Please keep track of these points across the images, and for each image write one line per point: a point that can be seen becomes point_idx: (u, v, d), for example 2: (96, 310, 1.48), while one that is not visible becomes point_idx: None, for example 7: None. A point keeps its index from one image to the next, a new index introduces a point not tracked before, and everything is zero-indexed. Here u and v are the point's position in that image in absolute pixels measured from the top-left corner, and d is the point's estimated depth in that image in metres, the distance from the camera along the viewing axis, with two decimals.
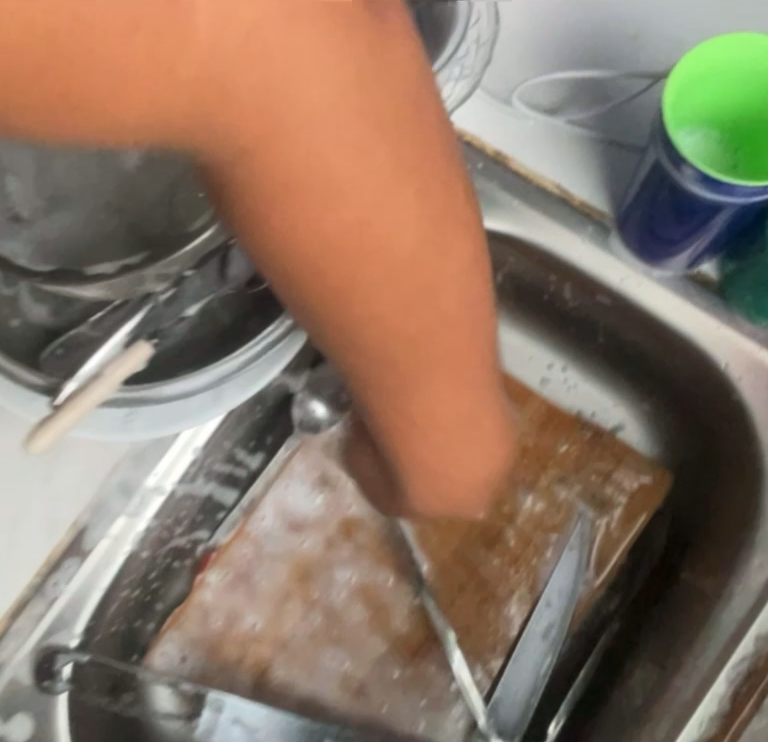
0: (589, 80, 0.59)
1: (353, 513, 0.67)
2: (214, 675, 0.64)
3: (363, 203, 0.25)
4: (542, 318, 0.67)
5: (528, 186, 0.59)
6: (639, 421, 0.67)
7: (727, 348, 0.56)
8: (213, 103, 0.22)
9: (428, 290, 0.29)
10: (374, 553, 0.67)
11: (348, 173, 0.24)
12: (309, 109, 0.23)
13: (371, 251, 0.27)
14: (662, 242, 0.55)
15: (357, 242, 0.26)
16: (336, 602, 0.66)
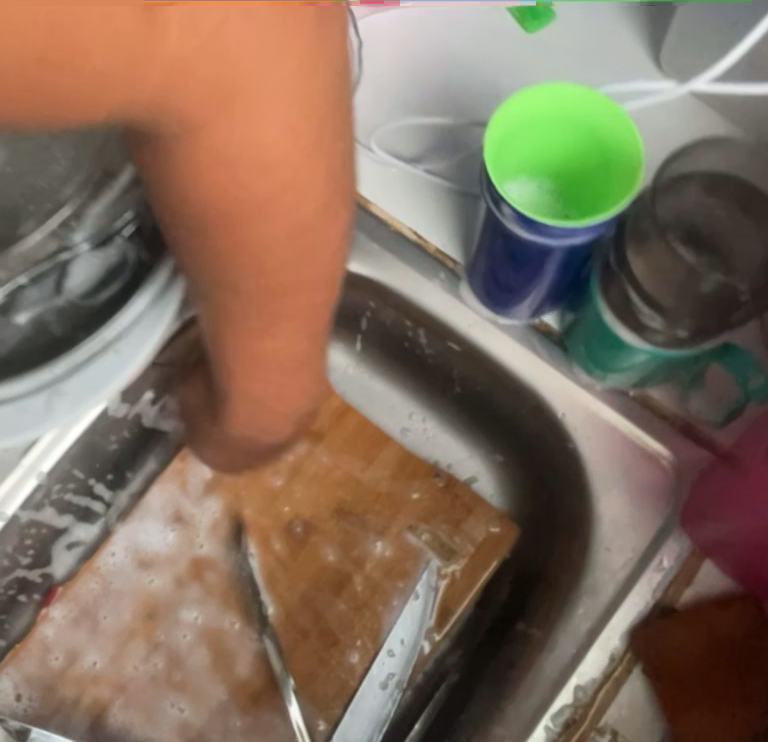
0: (441, 128, 0.62)
1: (203, 553, 0.66)
2: (50, 715, 0.63)
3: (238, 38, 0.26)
4: (403, 365, 0.69)
5: (388, 232, 0.62)
6: (493, 474, 0.68)
7: (563, 398, 0.59)
8: (142, 54, 0.25)
9: (304, 224, 0.34)
10: (221, 594, 0.65)
11: (267, 96, 0.28)
12: (249, 49, 0.26)
13: (231, 88, 0.28)
14: (503, 288, 0.56)
15: (237, 69, 0.27)
16: (181, 644, 0.64)
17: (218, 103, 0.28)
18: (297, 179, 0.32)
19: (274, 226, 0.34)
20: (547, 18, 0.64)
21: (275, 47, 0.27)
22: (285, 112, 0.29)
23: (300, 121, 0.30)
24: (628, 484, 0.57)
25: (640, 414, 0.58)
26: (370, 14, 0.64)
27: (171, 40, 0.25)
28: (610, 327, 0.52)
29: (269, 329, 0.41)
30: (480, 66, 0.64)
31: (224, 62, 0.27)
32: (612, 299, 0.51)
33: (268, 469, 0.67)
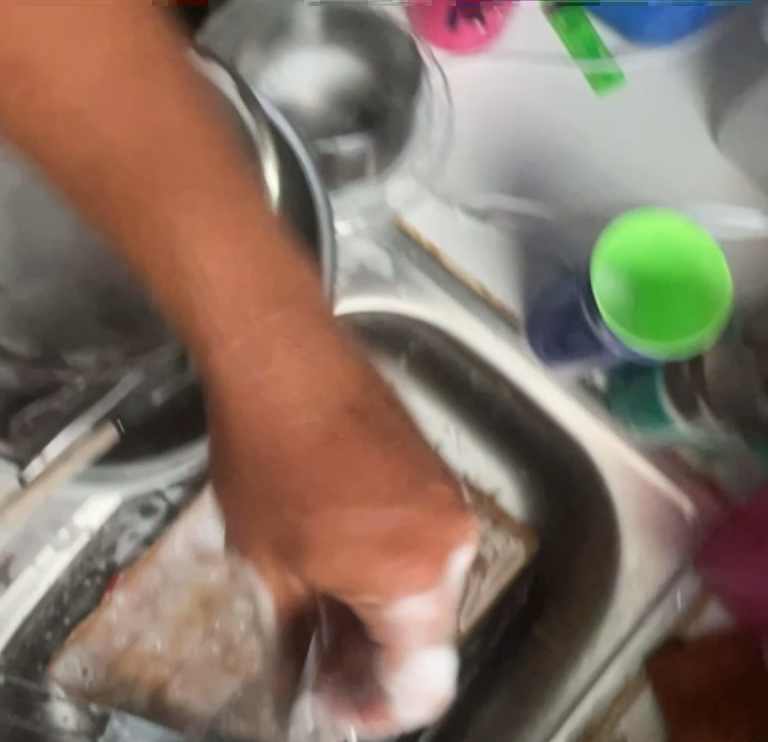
0: (521, 207, 0.65)
1: None
2: (113, 691, 0.70)
3: (199, 200, 0.42)
4: (446, 385, 0.74)
5: (454, 280, 0.66)
6: (517, 487, 0.75)
7: (604, 450, 0.66)
8: (141, 185, 0.42)
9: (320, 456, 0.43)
10: None
11: (201, 219, 0.42)
12: (181, 196, 0.42)
13: (183, 260, 0.42)
14: (566, 353, 0.63)
15: (138, 172, 0.42)
16: (235, 633, 0.71)
17: (163, 237, 0.42)
18: (270, 357, 0.43)
19: (265, 419, 0.43)
20: (618, 81, 0.68)
21: (206, 226, 0.42)
22: (199, 225, 0.42)
23: (287, 351, 0.43)
24: (653, 531, 0.65)
25: (669, 467, 0.65)
26: (450, 57, 0.68)
27: (169, 223, 0.42)
28: (669, 414, 0.61)
29: (325, 513, 0.43)
30: (551, 122, 0.67)
31: (181, 250, 0.42)
32: (679, 389, 0.60)
33: None
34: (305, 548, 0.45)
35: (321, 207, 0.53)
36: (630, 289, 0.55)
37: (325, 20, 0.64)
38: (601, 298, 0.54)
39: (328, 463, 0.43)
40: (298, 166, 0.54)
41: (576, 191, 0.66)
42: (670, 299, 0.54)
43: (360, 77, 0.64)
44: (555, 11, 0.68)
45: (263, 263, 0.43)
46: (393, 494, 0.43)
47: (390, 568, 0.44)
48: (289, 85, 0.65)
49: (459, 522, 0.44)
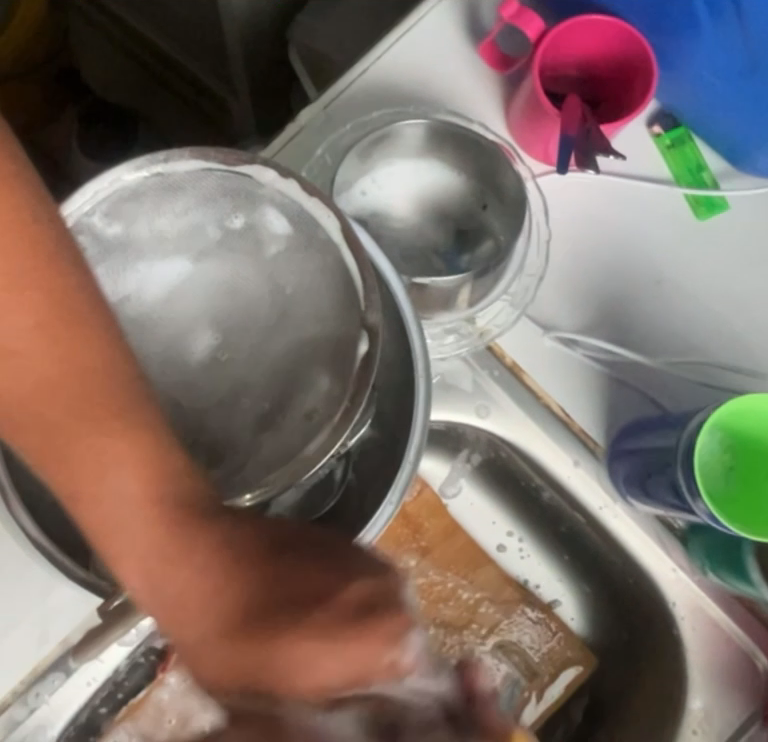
0: (612, 348, 0.63)
1: None
2: None
3: (100, 453, 0.39)
4: (514, 495, 0.74)
5: (537, 403, 0.65)
6: (575, 600, 0.75)
7: (679, 590, 0.64)
8: (46, 421, 0.39)
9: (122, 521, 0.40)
10: None
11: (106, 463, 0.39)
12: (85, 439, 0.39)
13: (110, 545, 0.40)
14: (647, 495, 0.61)
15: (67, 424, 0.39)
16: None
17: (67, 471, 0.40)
18: (191, 564, 0.39)
19: (155, 594, 0.40)
20: (721, 208, 0.66)
21: (115, 469, 0.40)
22: (135, 487, 0.40)
23: (175, 567, 0.39)
24: (723, 680, 0.63)
25: (744, 615, 0.63)
26: (548, 173, 0.66)
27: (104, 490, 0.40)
28: (755, 584, 0.57)
29: (231, 646, 0.37)
30: (648, 248, 0.65)
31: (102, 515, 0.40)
32: None
33: None
34: (224, 673, 0.38)
35: (422, 363, 0.50)
36: (727, 456, 0.53)
37: (429, 138, 0.60)
38: (699, 458, 0.52)
39: (282, 579, 0.37)
40: (395, 310, 0.52)
41: (670, 323, 0.65)
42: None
43: (459, 193, 0.62)
44: (661, 132, 0.66)
45: (156, 493, 0.40)
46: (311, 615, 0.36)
47: (321, 672, 0.35)
48: (383, 193, 0.62)
49: (389, 623, 0.35)
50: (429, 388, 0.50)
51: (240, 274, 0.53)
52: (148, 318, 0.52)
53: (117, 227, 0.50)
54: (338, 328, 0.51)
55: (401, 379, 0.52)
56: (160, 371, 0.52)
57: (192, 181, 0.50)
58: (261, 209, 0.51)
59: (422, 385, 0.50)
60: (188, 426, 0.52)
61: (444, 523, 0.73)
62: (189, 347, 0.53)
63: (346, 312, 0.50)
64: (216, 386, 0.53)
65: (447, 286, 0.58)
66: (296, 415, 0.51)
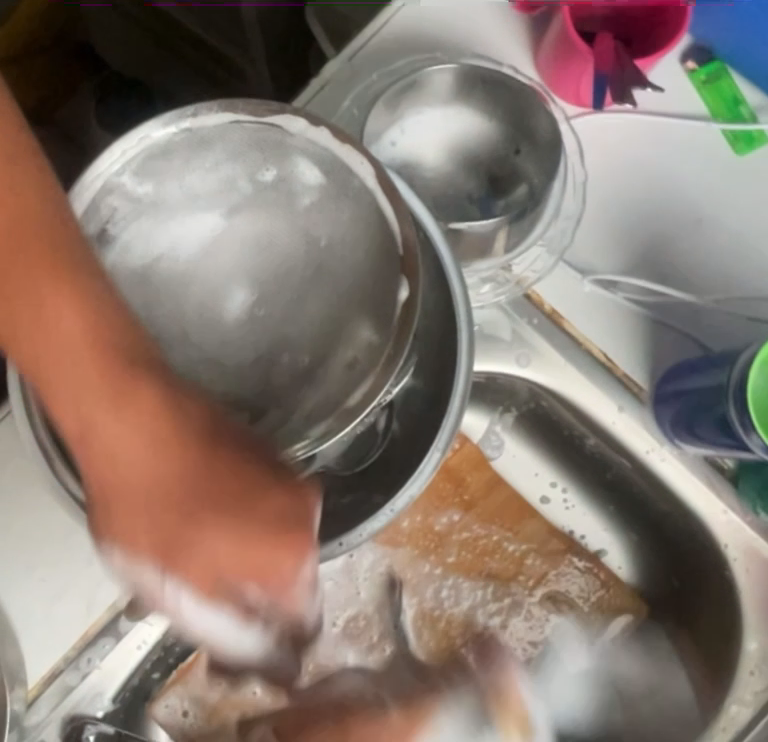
0: (654, 287, 0.62)
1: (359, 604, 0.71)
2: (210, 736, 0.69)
3: (97, 416, 0.38)
4: (557, 445, 0.73)
5: (577, 351, 0.64)
6: (624, 550, 0.74)
7: (729, 532, 0.63)
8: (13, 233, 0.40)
9: (71, 367, 0.39)
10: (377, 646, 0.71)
11: (22, 282, 0.39)
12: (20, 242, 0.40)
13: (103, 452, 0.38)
14: (696, 436, 0.60)
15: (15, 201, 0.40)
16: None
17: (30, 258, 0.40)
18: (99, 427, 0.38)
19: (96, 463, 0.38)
20: (760, 142, 0.64)
21: (45, 275, 0.39)
22: (74, 320, 0.39)
23: (123, 410, 0.38)
24: None
25: None
26: (583, 115, 0.64)
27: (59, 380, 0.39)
28: None
29: (154, 513, 0.37)
30: (686, 185, 0.64)
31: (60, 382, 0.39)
32: None
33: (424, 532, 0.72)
34: (152, 536, 0.37)
35: (462, 306, 0.50)
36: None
37: (458, 83, 0.59)
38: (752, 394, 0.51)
39: (217, 457, 0.38)
40: (434, 258, 0.51)
41: (712, 261, 0.63)
42: None
43: (491, 140, 0.61)
44: (695, 67, 0.65)
45: (86, 295, 0.39)
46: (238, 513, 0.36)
47: (230, 562, 0.36)
48: (413, 143, 0.62)
49: (293, 490, 0.37)
50: (471, 331, 0.50)
51: (275, 226, 0.52)
52: (183, 276, 0.52)
53: (148, 186, 0.50)
54: (376, 278, 0.50)
55: (440, 324, 0.51)
56: (196, 328, 0.52)
57: (222, 135, 0.50)
58: (292, 160, 0.51)
59: (463, 329, 0.50)
60: (230, 385, 0.51)
61: (486, 477, 0.73)
62: (223, 306, 0.52)
63: (382, 260, 0.50)
64: (254, 341, 0.52)
65: (482, 231, 0.56)
66: (338, 365, 0.50)
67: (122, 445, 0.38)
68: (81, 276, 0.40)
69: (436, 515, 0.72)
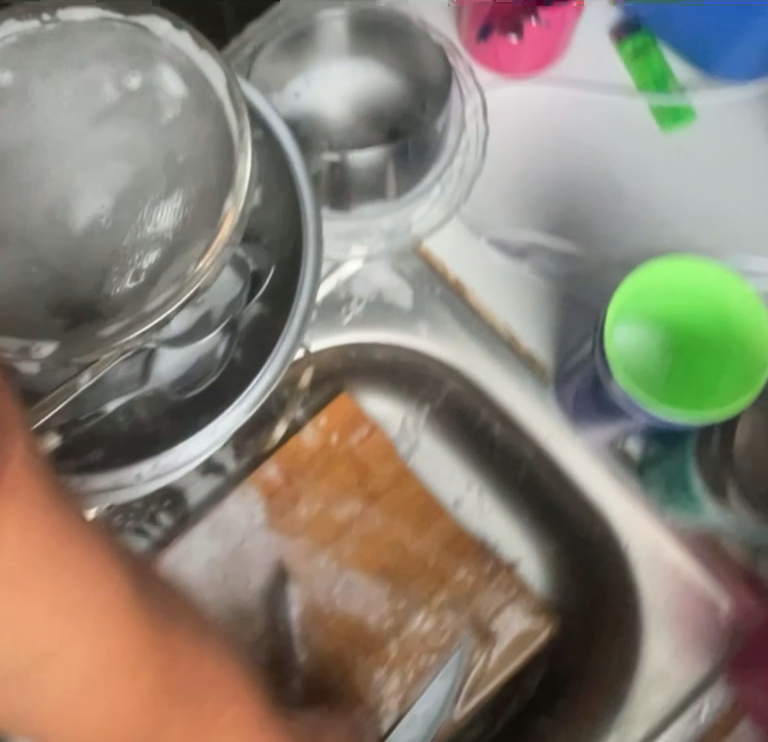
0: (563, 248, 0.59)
1: (245, 595, 0.66)
2: None
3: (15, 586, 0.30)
4: (473, 442, 0.68)
5: (481, 325, 0.60)
6: (538, 560, 0.68)
7: (632, 527, 0.58)
8: None
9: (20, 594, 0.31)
10: (260, 643, 0.65)
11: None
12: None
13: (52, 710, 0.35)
14: (593, 410, 0.55)
15: None
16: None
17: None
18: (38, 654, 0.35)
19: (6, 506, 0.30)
20: (688, 118, 0.61)
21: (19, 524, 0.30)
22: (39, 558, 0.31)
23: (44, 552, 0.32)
24: (681, 627, 0.56)
25: (707, 560, 0.57)
26: (502, 83, 0.61)
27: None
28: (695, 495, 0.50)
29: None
30: (606, 158, 0.61)
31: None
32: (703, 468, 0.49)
33: (322, 519, 0.67)
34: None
35: (311, 221, 0.47)
36: (667, 357, 0.48)
37: (361, 31, 0.58)
38: (622, 354, 0.47)
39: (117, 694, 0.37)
40: (286, 166, 0.48)
41: (627, 235, 0.59)
42: (690, 353, 0.47)
43: (395, 93, 0.59)
44: (623, 40, 0.62)
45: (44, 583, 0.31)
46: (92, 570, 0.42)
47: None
48: (318, 93, 0.59)
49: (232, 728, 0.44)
50: (319, 236, 0.47)
51: (134, 138, 0.50)
52: (32, 175, 0.50)
53: (9, 74, 0.49)
54: (220, 184, 0.48)
55: (286, 238, 0.48)
56: (38, 229, 0.49)
57: (89, 32, 0.49)
58: (158, 68, 0.49)
59: (308, 239, 0.47)
60: (60, 288, 0.49)
61: (394, 468, 0.68)
62: (66, 212, 0.50)
63: (225, 168, 0.47)
64: (96, 251, 0.50)
65: (367, 161, 0.53)
66: (165, 276, 0.47)
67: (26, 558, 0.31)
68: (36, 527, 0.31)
69: (337, 505, 0.67)
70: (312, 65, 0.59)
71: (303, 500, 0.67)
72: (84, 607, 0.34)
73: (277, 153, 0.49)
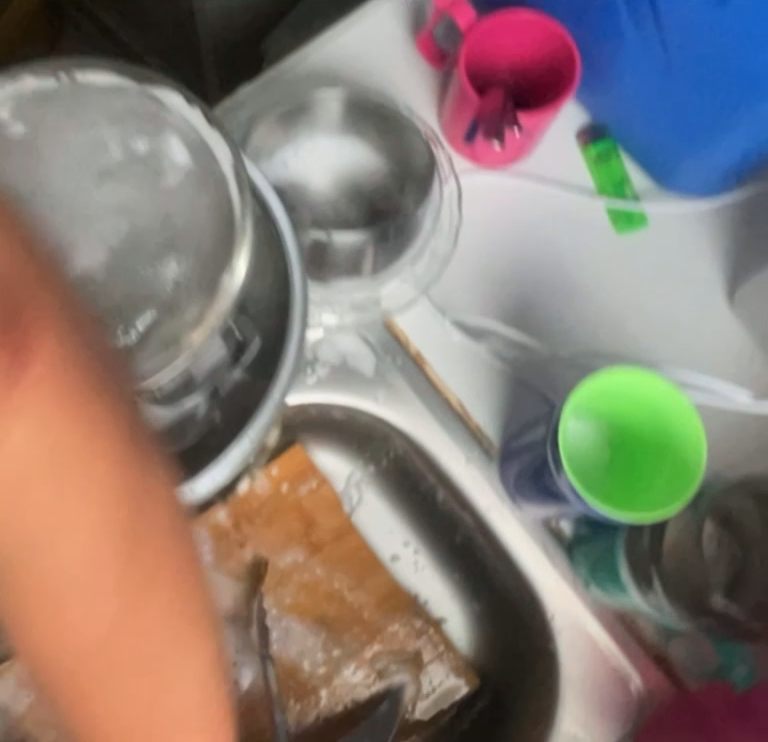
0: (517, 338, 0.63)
1: None
2: None
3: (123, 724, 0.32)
4: (414, 503, 0.72)
5: (436, 397, 0.64)
6: (463, 618, 0.72)
7: (558, 600, 0.62)
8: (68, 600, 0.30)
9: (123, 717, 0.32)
10: None
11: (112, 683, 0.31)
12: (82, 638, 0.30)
13: (56, 610, 0.30)
14: (535, 490, 0.59)
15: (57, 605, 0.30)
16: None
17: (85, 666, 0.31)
18: (75, 599, 0.30)
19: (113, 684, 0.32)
20: (639, 224, 0.66)
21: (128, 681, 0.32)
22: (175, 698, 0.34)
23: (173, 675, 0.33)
24: (597, 697, 0.61)
25: (623, 636, 0.62)
26: (472, 171, 0.65)
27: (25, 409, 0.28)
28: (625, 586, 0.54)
29: None
30: (562, 251, 0.65)
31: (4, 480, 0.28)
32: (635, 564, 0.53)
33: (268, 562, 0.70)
34: None
35: (299, 303, 0.53)
36: (601, 445, 0.50)
37: (352, 112, 0.61)
38: (564, 437, 0.49)
39: None
40: (279, 248, 0.54)
41: (575, 329, 0.64)
42: (645, 457, 0.49)
43: (377, 173, 0.62)
44: (588, 143, 0.66)
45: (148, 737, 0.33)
46: (190, 626, 0.33)
47: None
48: (305, 165, 0.63)
49: None
50: (303, 322, 0.53)
51: (134, 196, 0.53)
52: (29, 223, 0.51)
53: (20, 128, 0.51)
54: (217, 256, 0.51)
55: (271, 315, 0.54)
56: None
57: (103, 96, 0.52)
58: (166, 138, 0.53)
59: (296, 321, 0.53)
60: None
61: (338, 521, 0.71)
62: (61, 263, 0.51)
63: (224, 244, 0.51)
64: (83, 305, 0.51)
65: (349, 245, 0.59)
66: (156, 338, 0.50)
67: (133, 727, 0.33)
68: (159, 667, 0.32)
69: (281, 553, 0.70)
70: (301, 140, 0.62)
71: (250, 545, 0.70)
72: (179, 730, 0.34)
73: (268, 230, 0.54)
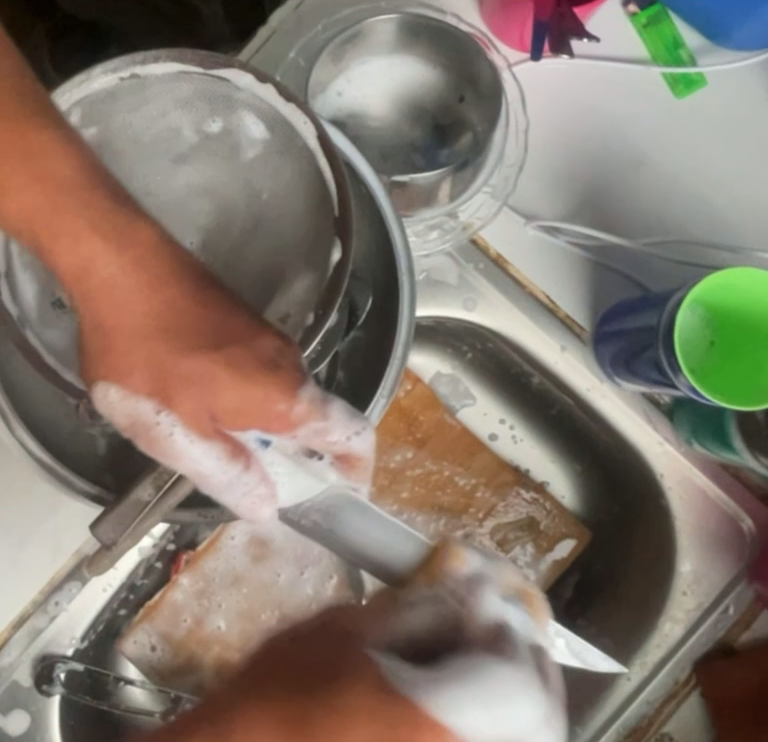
0: (592, 232, 0.63)
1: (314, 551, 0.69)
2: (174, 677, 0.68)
3: (130, 336, 0.41)
4: (507, 384, 0.75)
5: (523, 294, 0.65)
6: (567, 477, 0.77)
7: (664, 461, 0.67)
8: (43, 242, 0.42)
9: (118, 306, 0.41)
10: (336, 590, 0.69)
11: (114, 309, 0.42)
12: (117, 286, 0.41)
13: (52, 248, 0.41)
14: (631, 373, 0.62)
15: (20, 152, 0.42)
16: None
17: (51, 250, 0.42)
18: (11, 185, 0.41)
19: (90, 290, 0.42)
20: (699, 85, 0.65)
21: (113, 270, 0.41)
22: (144, 311, 0.41)
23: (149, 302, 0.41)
24: (709, 543, 0.66)
25: (730, 483, 0.67)
26: (523, 62, 0.65)
27: (10, 199, 0.41)
28: (737, 451, 0.60)
29: None
30: (623, 127, 0.65)
31: (39, 219, 0.41)
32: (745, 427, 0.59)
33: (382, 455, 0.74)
34: None
35: (404, 258, 0.53)
36: (709, 330, 0.54)
37: (401, 33, 0.61)
38: (680, 336, 0.54)
39: None
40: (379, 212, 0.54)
41: (648, 204, 0.64)
42: (749, 344, 0.54)
43: (434, 87, 0.62)
44: (637, 11, 0.65)
45: (160, 302, 0.41)
46: (149, 278, 0.41)
47: None
48: (360, 92, 0.63)
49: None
50: (414, 285, 0.53)
51: (218, 175, 0.54)
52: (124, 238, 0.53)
53: (93, 129, 0.51)
54: (316, 232, 0.52)
55: (383, 273, 0.55)
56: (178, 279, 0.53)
57: (164, 83, 0.51)
58: (239, 113, 0.52)
59: (406, 284, 0.53)
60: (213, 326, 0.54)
61: (437, 416, 0.75)
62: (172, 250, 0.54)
63: (322, 218, 0.51)
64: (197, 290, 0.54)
65: (425, 182, 0.60)
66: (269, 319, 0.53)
67: (122, 299, 0.41)
68: (144, 269, 0.41)
69: (391, 452, 0.74)
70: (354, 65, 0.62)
71: None
72: (221, 388, 0.40)
73: (355, 183, 0.54)
